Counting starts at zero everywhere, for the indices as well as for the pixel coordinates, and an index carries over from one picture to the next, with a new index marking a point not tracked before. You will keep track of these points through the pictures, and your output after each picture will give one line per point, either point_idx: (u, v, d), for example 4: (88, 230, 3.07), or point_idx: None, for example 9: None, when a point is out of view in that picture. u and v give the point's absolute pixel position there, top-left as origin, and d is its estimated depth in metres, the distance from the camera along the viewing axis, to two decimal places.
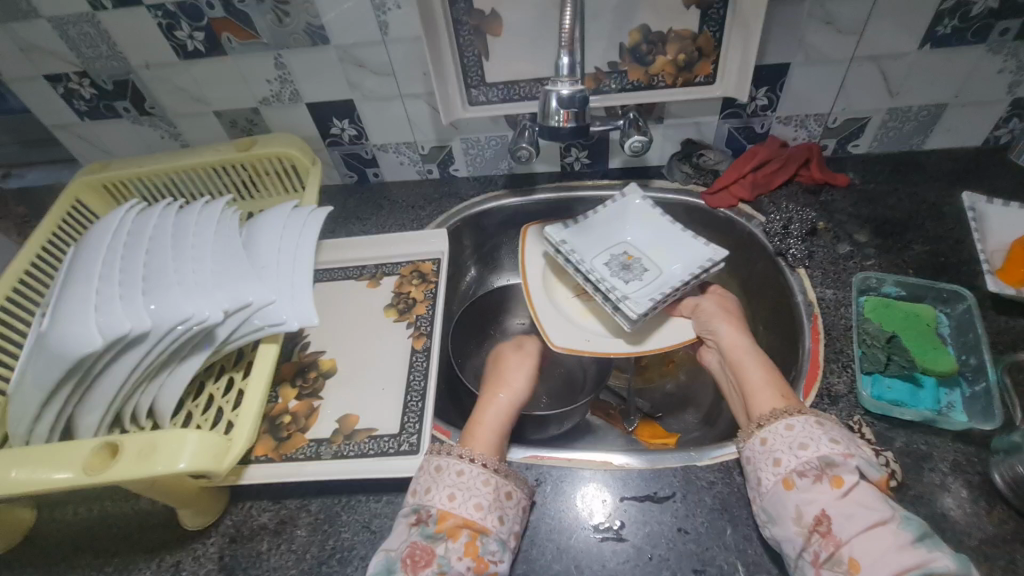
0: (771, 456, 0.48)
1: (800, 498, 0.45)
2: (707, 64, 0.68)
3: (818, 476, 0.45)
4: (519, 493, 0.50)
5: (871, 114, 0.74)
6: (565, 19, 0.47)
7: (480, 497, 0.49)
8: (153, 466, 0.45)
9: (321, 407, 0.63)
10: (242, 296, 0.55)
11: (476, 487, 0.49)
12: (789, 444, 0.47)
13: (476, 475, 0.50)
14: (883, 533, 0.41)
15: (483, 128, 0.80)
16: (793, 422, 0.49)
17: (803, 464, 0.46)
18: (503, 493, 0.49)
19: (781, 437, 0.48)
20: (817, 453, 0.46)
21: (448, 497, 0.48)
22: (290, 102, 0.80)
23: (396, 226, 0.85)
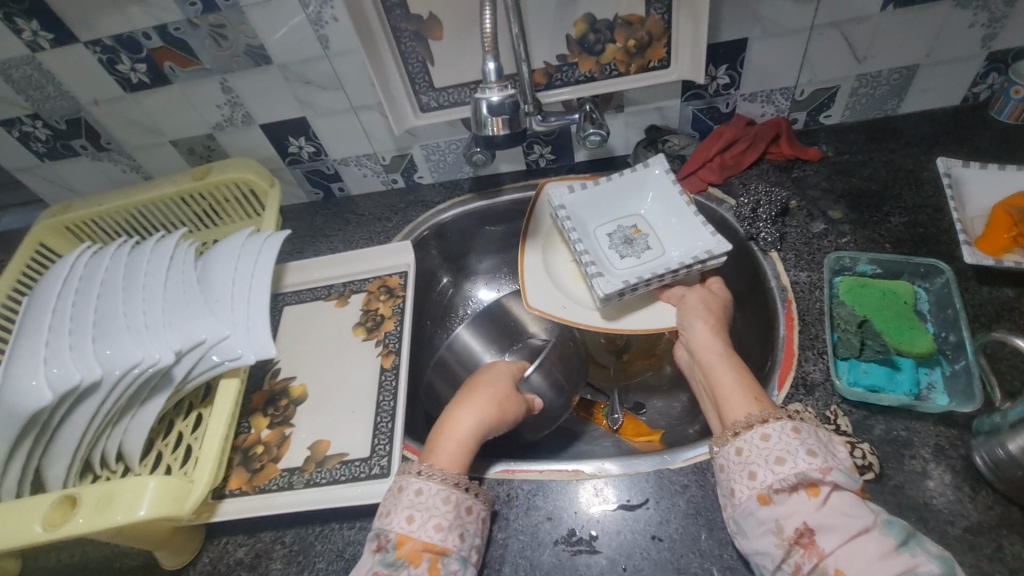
0: (745, 468, 0.45)
1: (780, 512, 0.42)
2: (660, 48, 0.65)
3: (795, 487, 0.43)
4: (478, 506, 0.49)
5: (840, 82, 0.71)
6: (487, 22, 0.45)
7: (440, 517, 0.46)
8: (112, 516, 0.45)
9: (292, 434, 0.62)
10: (195, 334, 0.54)
11: (434, 507, 0.47)
12: (765, 458, 0.44)
13: (436, 492, 0.47)
14: (866, 540, 0.39)
15: (441, 133, 0.78)
16: (769, 432, 0.45)
17: (780, 481, 0.43)
18: (462, 507, 0.48)
19: (756, 448, 0.45)
20: (793, 468, 0.43)
21: (405, 520, 0.46)
22: (244, 124, 0.79)
23: (364, 240, 0.84)
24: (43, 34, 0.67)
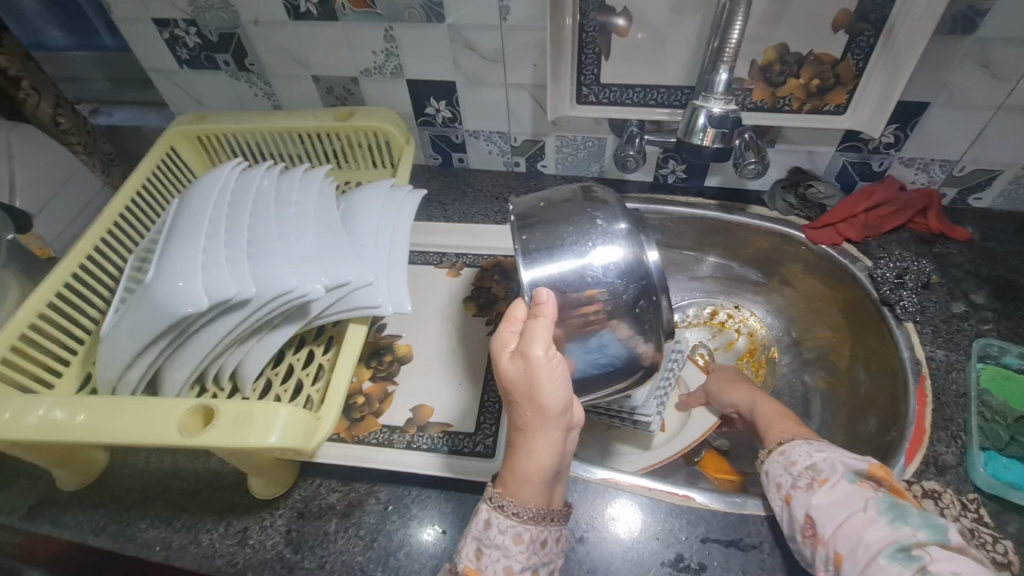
0: (772, 479, 0.49)
1: (794, 508, 0.46)
2: (841, 94, 0.64)
3: (809, 484, 0.46)
4: (550, 533, 0.45)
5: (1005, 168, 0.69)
6: (732, 39, 0.51)
7: (511, 559, 0.43)
8: (248, 437, 0.44)
9: (395, 392, 0.62)
10: (342, 275, 0.53)
11: (505, 549, 0.44)
12: (782, 466, 0.49)
13: (504, 529, 0.44)
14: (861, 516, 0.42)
15: (583, 128, 0.77)
16: (789, 448, 0.51)
17: (797, 478, 0.47)
18: (536, 542, 0.45)
19: (778, 464, 0.50)
20: (805, 463, 0.48)
21: (474, 554, 0.44)
22: (391, 76, 0.78)
23: (479, 216, 0.83)
24: None
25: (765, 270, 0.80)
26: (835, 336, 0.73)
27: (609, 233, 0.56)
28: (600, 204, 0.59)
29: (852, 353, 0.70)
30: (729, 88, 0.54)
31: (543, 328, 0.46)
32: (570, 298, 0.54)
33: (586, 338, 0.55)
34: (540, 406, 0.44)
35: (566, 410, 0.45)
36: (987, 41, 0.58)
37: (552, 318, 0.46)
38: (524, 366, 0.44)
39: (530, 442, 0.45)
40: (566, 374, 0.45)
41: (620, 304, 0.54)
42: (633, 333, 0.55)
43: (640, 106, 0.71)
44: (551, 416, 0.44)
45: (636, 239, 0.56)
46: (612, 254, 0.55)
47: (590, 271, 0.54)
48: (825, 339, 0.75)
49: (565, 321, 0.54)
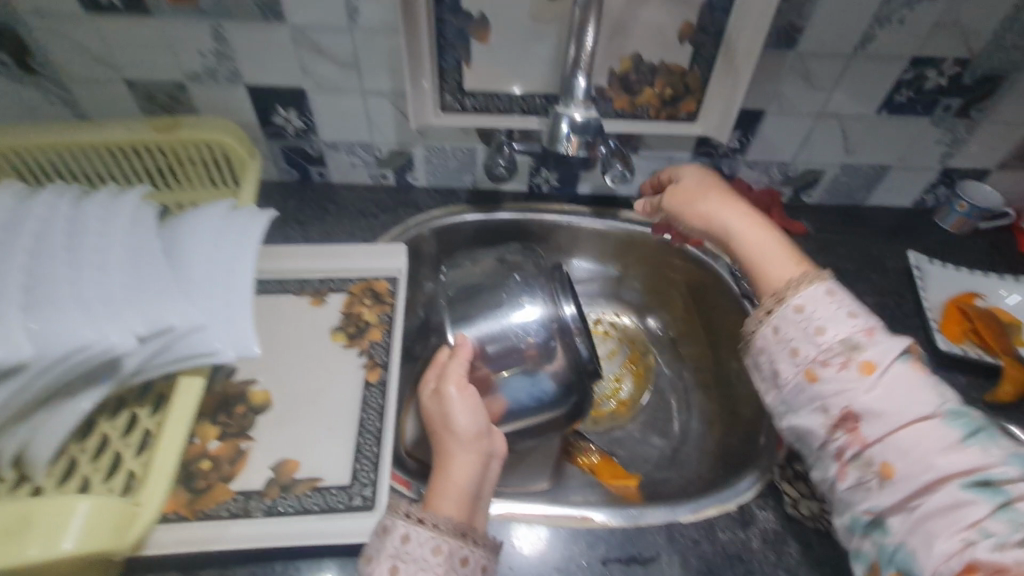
0: (784, 346, 0.44)
1: (829, 391, 0.42)
2: (691, 102, 0.67)
3: (843, 363, 0.42)
4: (475, 555, 0.41)
5: (827, 168, 0.78)
6: (585, 46, 0.51)
7: (429, 570, 0.39)
8: (24, 549, 0.34)
9: (249, 450, 0.52)
10: (161, 319, 0.44)
11: (423, 559, 0.39)
12: (805, 332, 0.44)
13: (424, 541, 0.40)
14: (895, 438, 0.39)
15: (452, 137, 0.74)
16: (803, 303, 0.45)
17: (825, 353, 0.43)
18: (456, 557, 0.40)
19: (792, 322, 0.45)
20: (836, 337, 0.43)
21: (390, 571, 0.39)
22: (226, 81, 0.68)
23: (345, 235, 0.76)
24: None
25: (640, 270, 0.82)
26: (705, 331, 0.77)
27: (529, 290, 0.62)
28: (514, 265, 0.65)
29: (722, 345, 0.74)
30: (587, 95, 0.54)
31: (462, 359, 0.52)
32: (501, 348, 0.58)
33: (521, 379, 0.58)
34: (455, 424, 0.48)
35: (481, 434, 0.48)
36: (805, 56, 0.64)
37: (469, 356, 0.52)
38: (442, 393, 0.50)
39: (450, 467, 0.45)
40: (479, 404, 0.50)
41: (546, 351, 0.59)
42: (562, 372, 0.59)
43: (508, 114, 0.69)
44: (466, 435, 0.47)
45: (550, 291, 0.62)
46: (534, 308, 0.60)
47: (513, 327, 0.59)
48: (698, 334, 0.78)
49: (497, 369, 0.58)
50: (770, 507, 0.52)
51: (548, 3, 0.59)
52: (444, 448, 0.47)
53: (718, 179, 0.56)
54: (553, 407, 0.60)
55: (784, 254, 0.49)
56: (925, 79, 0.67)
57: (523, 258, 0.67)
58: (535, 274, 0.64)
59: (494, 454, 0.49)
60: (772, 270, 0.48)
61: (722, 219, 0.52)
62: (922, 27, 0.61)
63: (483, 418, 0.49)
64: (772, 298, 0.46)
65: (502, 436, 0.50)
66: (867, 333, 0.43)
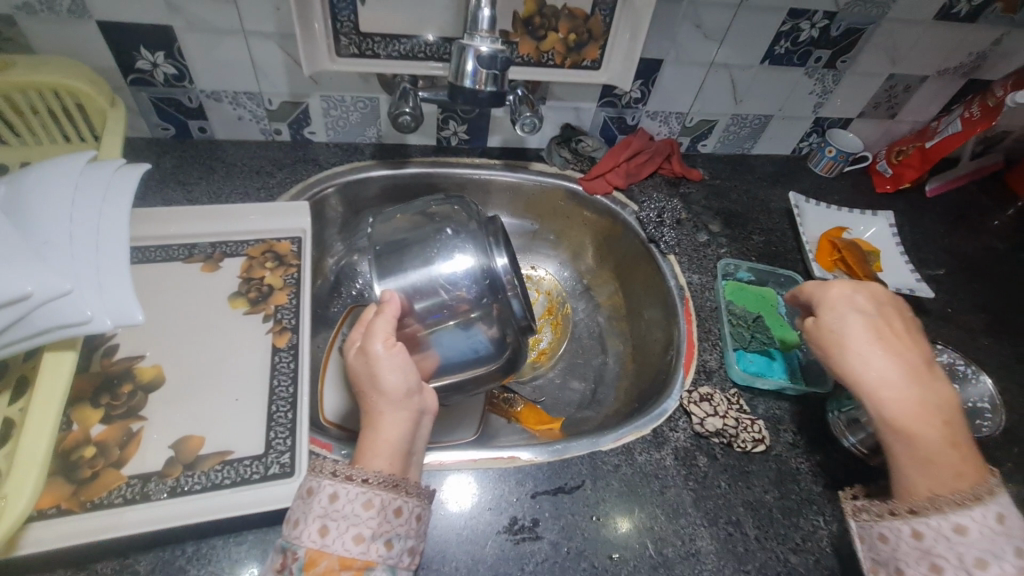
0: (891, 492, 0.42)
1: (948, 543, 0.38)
2: (595, 49, 0.68)
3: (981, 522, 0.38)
4: (409, 505, 0.40)
5: (719, 118, 0.83)
6: None
7: (361, 525, 0.38)
8: None
9: (142, 431, 0.47)
10: (14, 283, 0.37)
11: (353, 515, 0.38)
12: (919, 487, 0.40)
13: (354, 497, 0.38)
14: (988, 523, 0.38)
15: (351, 86, 0.69)
16: (964, 519, 0.38)
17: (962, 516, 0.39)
18: (389, 509, 0.39)
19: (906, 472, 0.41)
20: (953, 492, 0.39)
21: (318, 531, 0.37)
22: (69, 15, 0.58)
23: (237, 195, 0.69)
24: None
25: (553, 223, 0.83)
26: (617, 277, 0.81)
27: (461, 242, 0.60)
28: (444, 218, 0.63)
29: (633, 289, 0.78)
30: (493, 26, 0.53)
31: (390, 315, 0.48)
32: (429, 302, 0.57)
33: (453, 333, 0.57)
34: (385, 385, 0.44)
35: (415, 392, 0.45)
36: (697, 5, 0.66)
37: (396, 313, 0.48)
38: (367, 351, 0.45)
39: (381, 427, 0.43)
40: (408, 359, 0.46)
41: (478, 304, 0.58)
42: (495, 325, 0.59)
43: (410, 60, 0.66)
44: (398, 396, 0.44)
45: (482, 245, 0.60)
46: (466, 259, 0.59)
47: (444, 279, 0.58)
48: (610, 281, 0.82)
49: (425, 322, 0.56)
50: (681, 428, 0.56)
51: None
52: (372, 409, 0.44)
53: (887, 304, 0.49)
54: (486, 361, 0.59)
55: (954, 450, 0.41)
56: (799, 31, 0.72)
57: (454, 208, 0.64)
58: (467, 227, 0.62)
59: (427, 410, 0.47)
60: (892, 393, 0.43)
61: (844, 314, 0.48)
62: None
63: (416, 376, 0.46)
64: (925, 501, 0.40)
65: (434, 393, 0.48)
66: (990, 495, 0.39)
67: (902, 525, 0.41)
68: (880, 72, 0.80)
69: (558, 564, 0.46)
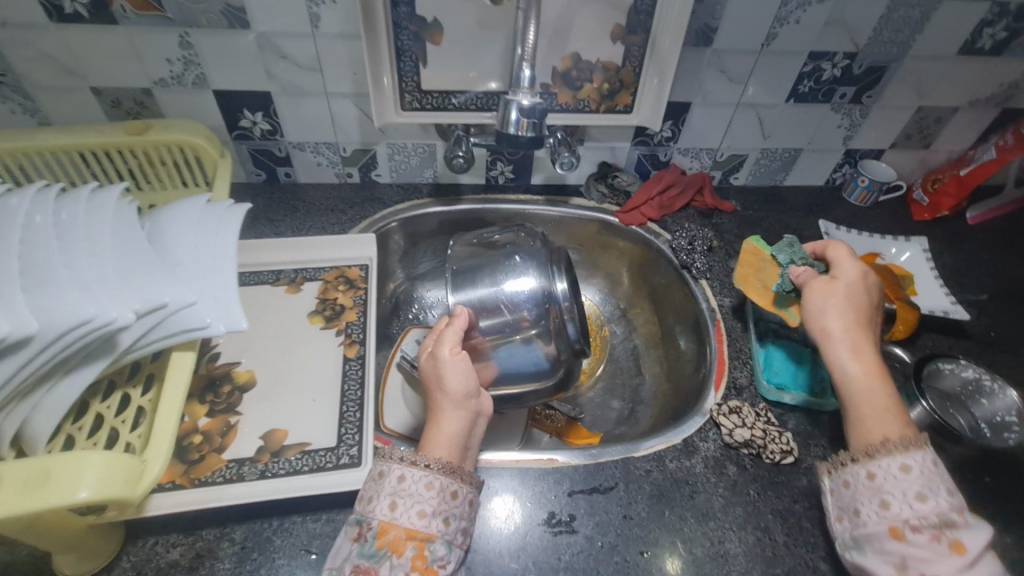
0: (877, 495, 0.46)
1: (912, 552, 0.43)
2: (627, 95, 0.76)
3: (935, 535, 0.43)
4: (464, 489, 0.47)
5: (749, 152, 0.88)
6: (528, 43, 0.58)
7: (424, 503, 0.45)
8: (45, 499, 0.37)
9: (239, 423, 0.56)
10: (156, 296, 0.48)
11: (417, 494, 0.45)
12: (904, 492, 0.44)
13: (418, 478, 0.45)
14: (923, 464, 0.45)
15: (412, 134, 0.80)
16: (910, 464, 0.45)
17: (921, 519, 0.43)
18: (447, 492, 0.46)
19: (894, 478, 0.45)
20: (936, 508, 0.43)
21: (389, 507, 0.44)
22: (193, 87, 0.71)
23: (315, 229, 0.80)
24: None
25: (592, 252, 0.90)
26: (652, 302, 0.85)
27: (525, 264, 0.67)
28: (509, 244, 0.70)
29: (667, 313, 0.82)
30: (532, 84, 0.61)
31: (458, 327, 0.56)
32: (493, 317, 0.64)
33: (515, 346, 0.64)
34: (448, 385, 0.51)
35: (472, 395, 0.52)
36: (720, 53, 0.73)
37: (464, 325, 0.56)
38: (436, 355, 0.53)
39: (441, 423, 0.50)
40: (470, 366, 0.53)
41: (537, 322, 0.65)
42: (551, 343, 0.66)
43: (463, 111, 0.76)
44: (457, 396, 0.51)
45: (544, 269, 0.67)
46: (529, 279, 0.66)
47: (508, 297, 0.65)
48: (646, 306, 0.86)
49: (489, 337, 0.64)
50: (711, 439, 0.60)
51: (494, 8, 0.66)
52: (438, 405, 0.51)
53: (867, 289, 0.56)
54: (542, 375, 0.66)
55: (893, 407, 0.49)
56: (822, 71, 0.77)
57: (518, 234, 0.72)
58: (530, 250, 0.69)
59: (482, 413, 0.53)
60: (850, 362, 0.52)
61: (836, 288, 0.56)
62: (816, 25, 0.71)
63: (474, 379, 0.52)
64: (874, 446, 0.47)
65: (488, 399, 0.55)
66: (964, 515, 0.43)
67: (859, 469, 0.47)
68: (908, 105, 0.83)
69: (592, 555, 0.51)
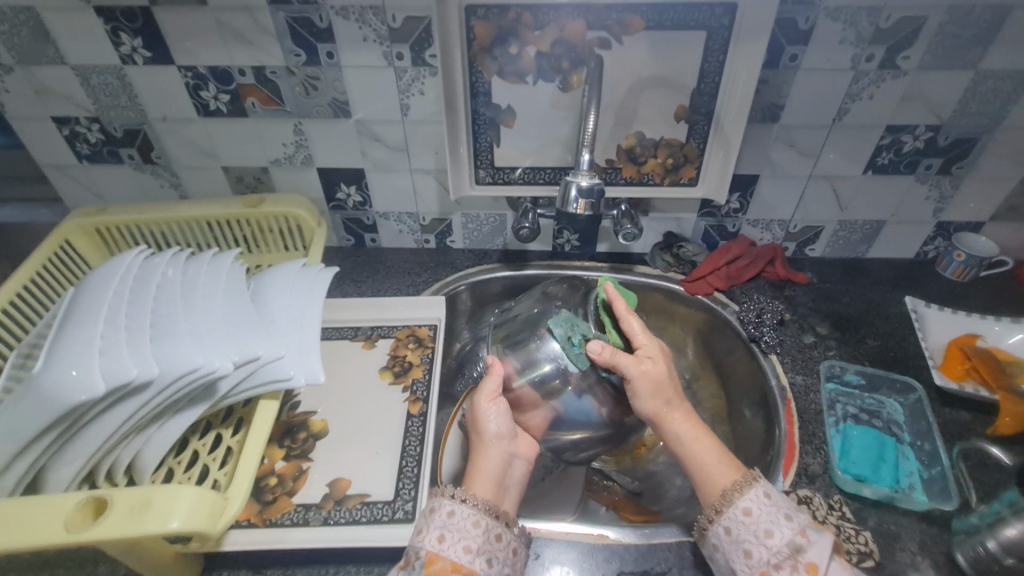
0: (742, 548, 0.48)
1: None
2: (691, 169, 0.77)
3: (793, 566, 0.45)
4: (508, 535, 0.49)
5: (825, 224, 0.85)
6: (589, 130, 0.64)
7: (470, 539, 0.47)
8: (145, 526, 0.42)
9: (310, 469, 0.60)
10: (252, 350, 0.55)
11: (465, 529, 0.47)
12: (755, 534, 0.47)
13: (467, 516, 0.48)
14: (760, 501, 0.49)
15: (484, 206, 0.86)
16: (751, 506, 0.49)
17: (777, 555, 0.46)
18: (492, 533, 0.48)
19: (744, 525, 0.48)
20: (783, 539, 0.47)
21: (437, 538, 0.46)
22: (301, 165, 0.83)
23: (393, 290, 0.87)
24: (141, 50, 0.71)
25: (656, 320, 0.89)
26: (719, 375, 0.82)
27: (571, 315, 0.64)
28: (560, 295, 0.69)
29: (734, 388, 0.78)
30: (592, 166, 0.66)
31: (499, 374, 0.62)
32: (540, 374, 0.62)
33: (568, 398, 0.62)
34: (481, 424, 0.59)
35: (504, 434, 0.59)
36: (788, 128, 0.74)
37: (502, 372, 0.61)
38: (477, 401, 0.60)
39: (480, 462, 0.56)
40: (507, 412, 0.59)
41: (585, 376, 0.61)
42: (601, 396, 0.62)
43: (532, 185, 0.81)
44: (492, 435, 0.58)
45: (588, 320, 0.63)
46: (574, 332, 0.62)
47: (548, 354, 0.62)
48: (712, 378, 0.83)
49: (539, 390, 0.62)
50: None
51: (563, 94, 0.72)
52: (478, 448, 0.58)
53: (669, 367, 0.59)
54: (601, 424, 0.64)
55: (722, 458, 0.54)
56: (902, 143, 0.75)
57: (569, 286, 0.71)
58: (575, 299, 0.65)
59: (516, 455, 0.59)
60: (702, 450, 0.55)
61: (642, 364, 0.57)
62: (891, 100, 0.70)
63: (507, 419, 0.59)
64: (720, 499, 0.50)
65: (527, 444, 0.61)
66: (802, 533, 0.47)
67: (718, 527, 0.50)
68: (1007, 177, 0.78)
69: None
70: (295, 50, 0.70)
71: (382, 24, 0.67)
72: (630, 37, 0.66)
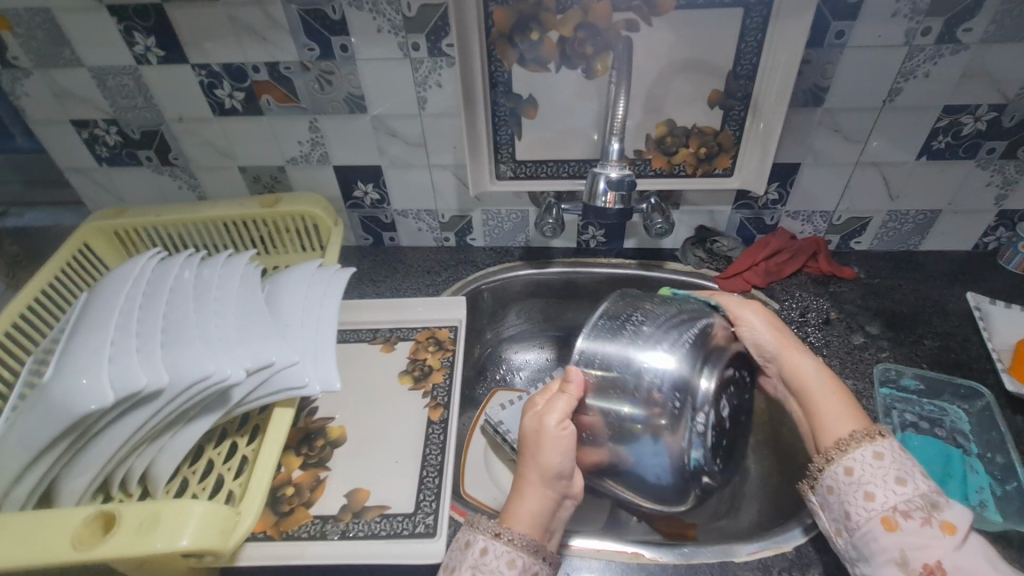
0: (860, 490, 0.47)
1: (909, 544, 0.43)
2: (726, 158, 0.73)
3: (925, 519, 0.44)
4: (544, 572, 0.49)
5: (873, 215, 0.79)
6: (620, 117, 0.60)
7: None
8: (153, 543, 0.40)
9: (327, 478, 0.58)
10: (265, 356, 0.53)
11: (497, 569, 0.47)
12: (884, 482, 0.47)
13: (498, 555, 0.47)
14: (866, 459, 0.48)
15: (506, 201, 0.83)
16: (882, 452, 0.48)
17: (906, 504, 0.45)
18: (528, 570, 0.48)
19: (869, 469, 0.48)
20: (914, 489, 0.46)
21: None
22: (318, 163, 0.81)
23: (411, 290, 0.84)
24: (155, 50, 0.69)
25: None
26: None
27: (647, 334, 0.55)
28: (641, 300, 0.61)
29: None
30: (621, 156, 0.62)
31: (570, 394, 0.54)
32: (612, 395, 0.54)
33: (636, 438, 0.53)
34: (546, 462, 0.51)
35: (563, 477, 0.52)
36: (834, 111, 0.68)
37: (576, 396, 0.53)
38: (541, 422, 0.53)
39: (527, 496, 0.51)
40: (570, 449, 0.52)
41: (666, 414, 0.52)
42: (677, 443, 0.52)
43: (555, 178, 0.77)
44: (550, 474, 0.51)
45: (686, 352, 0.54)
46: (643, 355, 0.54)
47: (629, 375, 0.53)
48: None
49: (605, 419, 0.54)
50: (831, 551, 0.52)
51: (588, 82, 0.68)
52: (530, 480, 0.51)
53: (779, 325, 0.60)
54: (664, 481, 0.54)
55: (843, 409, 0.53)
56: (962, 125, 0.68)
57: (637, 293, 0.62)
58: (659, 319, 0.57)
59: (568, 495, 0.53)
60: (811, 384, 0.56)
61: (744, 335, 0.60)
62: (950, 78, 0.64)
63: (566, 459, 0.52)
64: (834, 448, 0.50)
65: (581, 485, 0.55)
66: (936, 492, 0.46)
67: (836, 468, 0.49)
68: None
69: None
70: (309, 44, 0.68)
71: (397, 14, 0.64)
72: (659, 19, 0.62)
